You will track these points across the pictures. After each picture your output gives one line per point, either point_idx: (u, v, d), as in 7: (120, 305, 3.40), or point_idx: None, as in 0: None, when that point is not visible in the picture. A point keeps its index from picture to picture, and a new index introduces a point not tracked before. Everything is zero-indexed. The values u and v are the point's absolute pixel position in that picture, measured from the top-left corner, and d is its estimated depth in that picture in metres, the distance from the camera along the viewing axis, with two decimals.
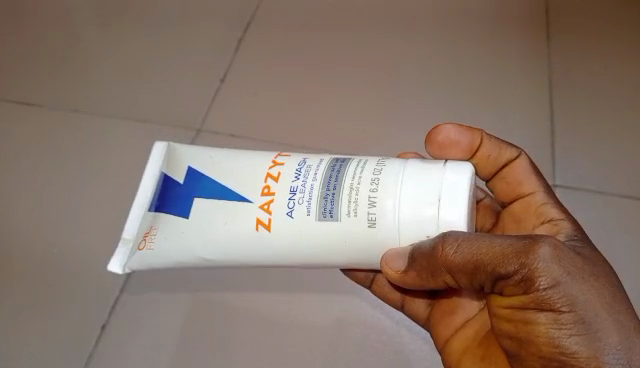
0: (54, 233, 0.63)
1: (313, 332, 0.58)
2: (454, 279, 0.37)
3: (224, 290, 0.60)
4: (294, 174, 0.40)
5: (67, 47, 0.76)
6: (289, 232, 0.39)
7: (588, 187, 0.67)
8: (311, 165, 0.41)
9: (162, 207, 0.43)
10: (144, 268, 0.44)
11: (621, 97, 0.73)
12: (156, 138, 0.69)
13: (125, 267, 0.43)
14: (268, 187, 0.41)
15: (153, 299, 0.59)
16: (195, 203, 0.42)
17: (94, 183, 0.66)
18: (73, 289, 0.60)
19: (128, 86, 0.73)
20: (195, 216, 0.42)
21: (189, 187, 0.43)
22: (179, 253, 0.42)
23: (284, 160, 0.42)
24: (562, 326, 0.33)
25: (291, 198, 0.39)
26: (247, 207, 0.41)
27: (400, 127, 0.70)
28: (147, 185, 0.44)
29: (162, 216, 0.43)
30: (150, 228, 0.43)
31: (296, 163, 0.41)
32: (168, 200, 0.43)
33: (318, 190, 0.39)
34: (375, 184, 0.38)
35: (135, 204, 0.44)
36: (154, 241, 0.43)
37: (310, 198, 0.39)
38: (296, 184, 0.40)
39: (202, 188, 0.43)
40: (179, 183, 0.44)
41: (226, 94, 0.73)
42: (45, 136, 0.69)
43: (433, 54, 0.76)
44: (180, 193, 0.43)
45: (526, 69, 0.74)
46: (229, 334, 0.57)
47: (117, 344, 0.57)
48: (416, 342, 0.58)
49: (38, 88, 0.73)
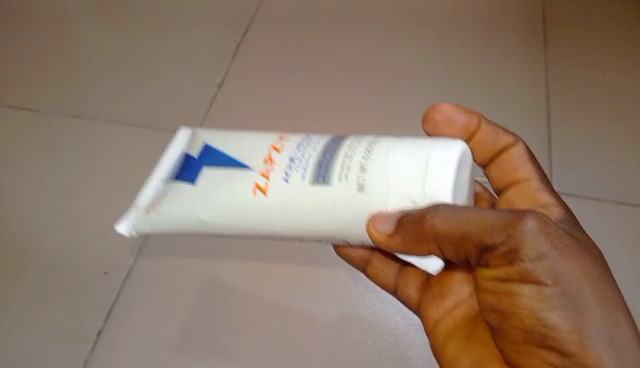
0: (51, 237, 0.62)
1: (311, 337, 0.57)
2: (439, 248, 0.36)
3: (220, 294, 0.59)
4: (295, 145, 0.41)
5: (67, 52, 0.76)
6: (281, 197, 0.39)
7: (587, 193, 0.66)
8: (313, 139, 0.41)
9: (173, 176, 0.44)
10: (147, 230, 0.44)
11: (622, 106, 0.73)
12: (154, 143, 0.69)
13: (130, 228, 0.44)
14: (273, 157, 0.41)
15: (151, 303, 0.59)
16: (204, 174, 0.43)
17: (92, 187, 0.66)
18: (70, 296, 0.59)
19: (126, 91, 0.73)
20: (200, 184, 0.42)
21: (200, 159, 0.44)
22: (181, 215, 0.42)
23: (290, 136, 0.42)
24: (546, 300, 0.33)
25: (289, 164, 0.40)
26: (247, 175, 0.41)
27: (399, 132, 0.70)
28: (166, 159, 0.46)
29: (170, 186, 0.44)
30: (157, 196, 0.44)
31: (299, 138, 0.41)
32: (178, 171, 0.44)
33: (316, 158, 0.39)
34: (368, 152, 0.38)
35: (153, 175, 0.45)
36: (161, 205, 0.43)
37: (306, 165, 0.39)
38: (296, 153, 0.40)
39: (213, 162, 0.43)
40: (195, 157, 0.44)
41: (224, 99, 0.73)
42: (42, 141, 0.69)
43: (434, 60, 0.76)
44: (195, 166, 0.44)
45: (525, 76, 0.75)
46: (227, 339, 0.57)
47: (114, 352, 0.56)
48: (414, 347, 0.57)
49: (36, 93, 0.72)
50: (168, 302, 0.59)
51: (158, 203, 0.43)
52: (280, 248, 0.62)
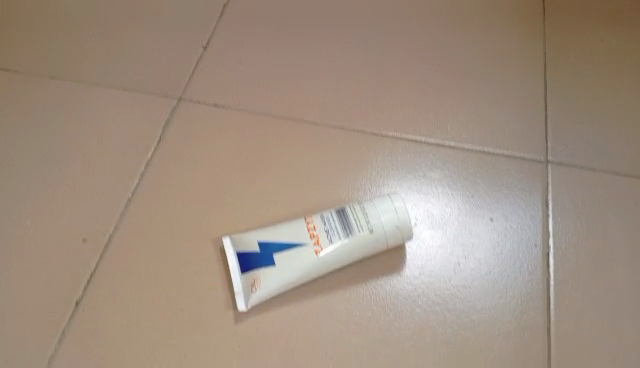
0: (29, 198, 0.60)
1: (299, 303, 0.54)
2: None
3: (201, 261, 0.56)
4: (327, 234, 0.54)
5: (51, 21, 0.74)
6: (335, 250, 0.54)
7: (584, 160, 0.64)
8: (334, 223, 0.54)
9: (251, 264, 0.52)
10: (253, 299, 0.53)
11: (619, 70, 0.71)
12: (137, 107, 0.67)
13: (229, 244, 0.54)
14: (313, 227, 0.54)
15: (132, 265, 0.56)
16: (277, 258, 0.53)
17: (72, 149, 0.63)
18: (47, 265, 0.55)
19: (109, 55, 0.71)
20: (280, 262, 0.53)
21: (265, 249, 0.53)
22: (278, 279, 0.52)
23: (313, 219, 0.55)
24: None
25: (327, 232, 0.54)
26: (301, 248, 0.53)
27: (389, 99, 0.69)
28: (247, 234, 0.54)
29: (253, 272, 0.52)
30: (254, 276, 0.52)
31: (325, 225, 0.54)
32: (246, 261, 0.53)
33: (344, 237, 0.54)
34: (365, 212, 0.55)
35: (244, 244, 0.54)
36: (261, 281, 0.52)
37: (341, 241, 0.54)
38: (326, 228, 0.54)
39: (278, 246, 0.53)
40: (256, 251, 0.53)
41: (209, 62, 0.71)
42: (21, 103, 0.67)
43: (427, 32, 0.75)
44: (258, 258, 0.53)
45: (521, 45, 0.73)
46: (210, 304, 0.54)
47: (92, 323, 0.52)
48: (403, 318, 0.54)
49: (16, 56, 0.71)
50: (149, 270, 0.55)
51: (258, 284, 0.52)
52: (267, 211, 0.60)
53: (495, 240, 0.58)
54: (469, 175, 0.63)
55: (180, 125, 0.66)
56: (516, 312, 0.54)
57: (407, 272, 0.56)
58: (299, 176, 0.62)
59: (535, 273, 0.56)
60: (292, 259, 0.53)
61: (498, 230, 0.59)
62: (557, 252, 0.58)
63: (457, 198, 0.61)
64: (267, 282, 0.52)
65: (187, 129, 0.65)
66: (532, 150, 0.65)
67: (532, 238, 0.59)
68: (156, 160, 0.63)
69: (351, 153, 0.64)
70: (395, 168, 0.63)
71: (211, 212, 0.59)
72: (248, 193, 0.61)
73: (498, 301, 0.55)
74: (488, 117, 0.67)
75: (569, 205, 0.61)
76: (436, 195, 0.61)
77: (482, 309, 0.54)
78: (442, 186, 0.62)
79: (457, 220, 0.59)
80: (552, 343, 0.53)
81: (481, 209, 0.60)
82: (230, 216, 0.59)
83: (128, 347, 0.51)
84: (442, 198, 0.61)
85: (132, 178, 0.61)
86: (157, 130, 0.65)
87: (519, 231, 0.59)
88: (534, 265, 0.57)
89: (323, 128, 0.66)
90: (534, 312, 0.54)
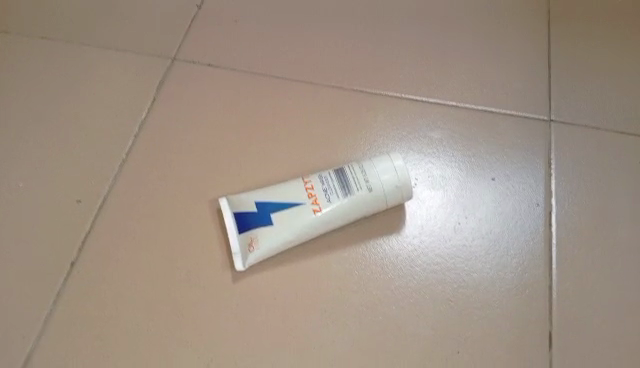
0: (21, 160, 0.58)
1: (298, 264, 0.53)
2: None
3: (197, 223, 0.55)
4: (325, 194, 0.53)
5: None
6: (333, 210, 0.53)
7: (587, 120, 0.63)
8: (332, 183, 0.53)
9: (249, 223, 0.51)
10: (251, 259, 0.52)
11: (623, 27, 0.70)
12: (130, 68, 0.65)
13: (225, 205, 0.53)
14: (311, 187, 0.53)
15: (128, 227, 0.55)
16: (275, 217, 0.52)
17: (64, 111, 0.62)
18: (41, 228, 0.55)
19: (101, 16, 0.69)
20: (278, 221, 0.52)
21: (262, 208, 0.52)
22: (276, 238, 0.52)
23: (311, 179, 0.54)
24: None
25: (325, 192, 0.53)
26: (298, 208, 0.52)
27: (389, 59, 0.67)
28: (243, 196, 0.53)
29: (250, 232, 0.51)
30: (252, 235, 0.51)
31: (323, 185, 0.53)
32: (243, 220, 0.52)
33: (343, 196, 0.53)
34: (364, 172, 0.54)
35: (241, 205, 0.53)
36: (258, 240, 0.51)
37: (340, 200, 0.53)
38: (325, 188, 0.53)
39: (275, 205, 0.52)
40: (253, 210, 0.52)
41: (204, 22, 0.69)
42: (12, 65, 0.65)
43: None
44: (256, 217, 0.52)
45: (524, 4, 0.72)
46: (207, 266, 0.53)
47: (89, 285, 0.52)
48: (403, 278, 0.53)
49: (5, 16, 0.69)
50: (145, 232, 0.55)
51: (256, 243, 0.51)
52: (263, 173, 0.58)
53: (496, 199, 0.57)
54: (470, 135, 0.62)
55: (174, 86, 0.64)
56: (517, 271, 0.54)
57: (407, 232, 0.56)
58: (296, 137, 0.61)
59: (536, 232, 0.56)
60: (289, 218, 0.52)
61: (499, 189, 0.58)
62: (559, 211, 0.57)
63: (458, 157, 0.60)
64: (265, 242, 0.51)
65: (182, 90, 0.64)
66: (535, 109, 0.64)
67: (534, 197, 0.58)
68: (150, 121, 0.61)
69: (350, 114, 0.63)
70: (395, 128, 0.62)
71: (207, 174, 0.58)
72: (244, 155, 0.60)
73: (499, 260, 0.54)
74: (489, 76, 0.66)
75: (571, 164, 0.60)
76: (437, 155, 0.60)
77: (483, 268, 0.54)
78: (443, 146, 0.61)
79: (457, 180, 0.58)
80: (553, 301, 0.52)
81: (482, 168, 0.59)
82: (226, 177, 0.58)
83: (125, 308, 0.51)
84: (442, 158, 0.60)
85: (126, 140, 0.60)
86: (151, 90, 0.64)
87: (521, 190, 0.58)
88: (536, 224, 0.56)
89: (321, 88, 0.65)
90: (535, 271, 0.54)
